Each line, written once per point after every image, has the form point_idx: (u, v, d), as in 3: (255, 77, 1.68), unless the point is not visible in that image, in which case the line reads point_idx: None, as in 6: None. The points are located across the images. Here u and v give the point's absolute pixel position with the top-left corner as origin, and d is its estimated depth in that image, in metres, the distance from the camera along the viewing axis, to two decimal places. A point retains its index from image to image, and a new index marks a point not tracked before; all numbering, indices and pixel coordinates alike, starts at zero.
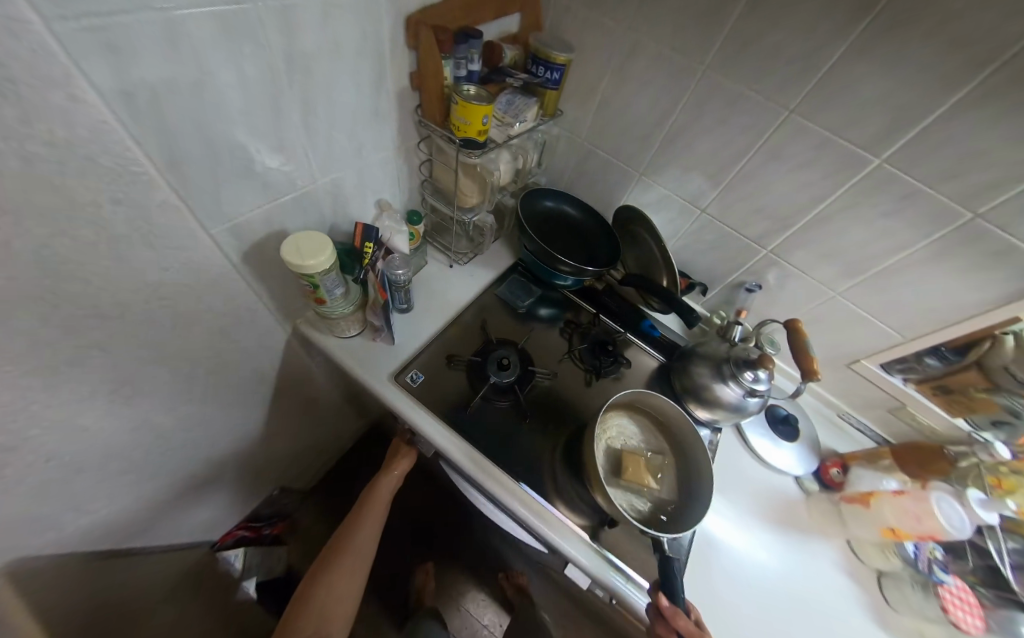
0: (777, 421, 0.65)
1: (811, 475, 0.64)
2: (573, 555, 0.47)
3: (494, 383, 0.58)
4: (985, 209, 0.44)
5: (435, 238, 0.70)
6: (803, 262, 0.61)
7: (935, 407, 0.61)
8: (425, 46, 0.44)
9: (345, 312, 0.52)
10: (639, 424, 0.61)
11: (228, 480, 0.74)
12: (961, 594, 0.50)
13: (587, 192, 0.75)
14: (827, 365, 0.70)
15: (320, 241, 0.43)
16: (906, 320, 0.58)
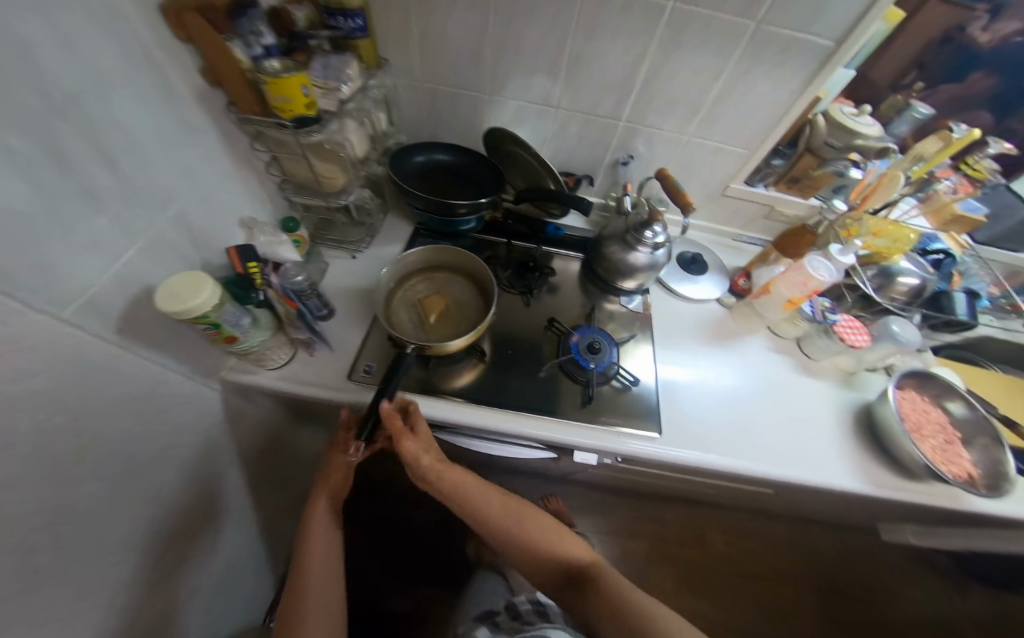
0: (688, 264, 0.75)
1: (728, 292, 0.75)
2: (574, 441, 0.55)
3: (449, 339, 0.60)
4: (764, 13, 0.50)
5: (324, 236, 0.67)
6: (655, 120, 0.66)
7: (793, 196, 0.74)
8: (202, 34, 0.39)
9: (265, 339, 0.51)
10: (449, 276, 0.62)
11: (245, 557, 0.72)
12: (848, 323, 0.64)
13: (449, 133, 0.74)
14: (709, 202, 0.79)
15: (195, 279, 0.40)
16: (746, 135, 0.66)
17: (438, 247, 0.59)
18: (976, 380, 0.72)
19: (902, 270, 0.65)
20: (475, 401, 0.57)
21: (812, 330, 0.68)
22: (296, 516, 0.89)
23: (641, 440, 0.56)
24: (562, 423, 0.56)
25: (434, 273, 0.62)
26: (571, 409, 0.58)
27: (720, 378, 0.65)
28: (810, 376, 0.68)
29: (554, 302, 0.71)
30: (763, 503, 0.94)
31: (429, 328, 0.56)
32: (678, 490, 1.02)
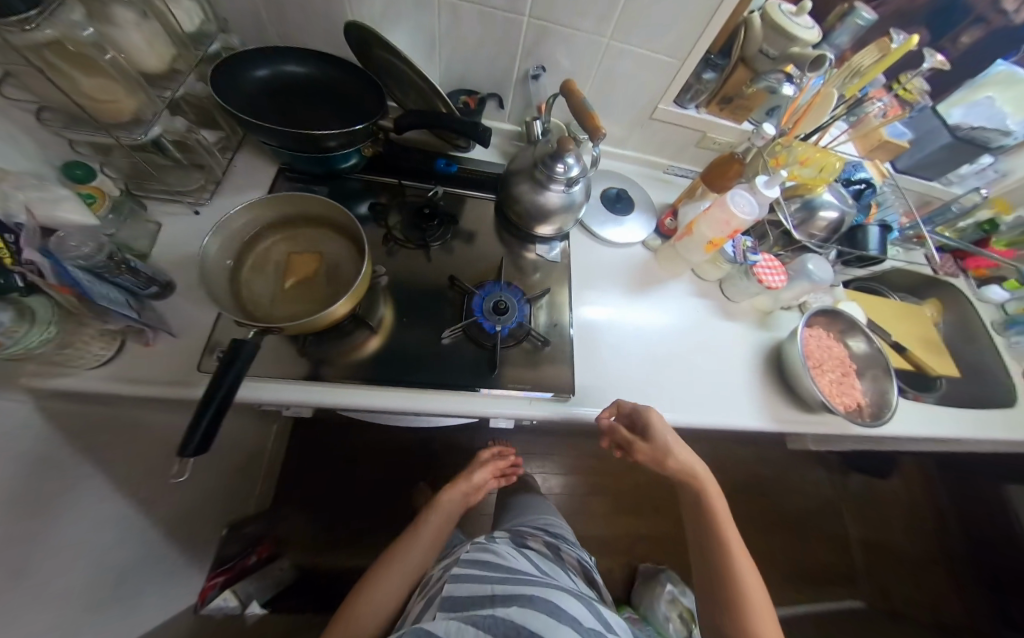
0: (613, 202, 0.68)
1: (654, 234, 0.70)
2: (480, 412, 0.50)
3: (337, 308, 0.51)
4: None
5: (147, 188, 0.51)
6: (564, 16, 0.52)
7: (725, 120, 0.67)
8: None
9: (52, 337, 0.38)
10: (313, 232, 0.49)
11: (156, 557, 0.67)
12: (767, 264, 0.62)
13: (303, 34, 0.56)
14: (636, 127, 0.69)
15: None
16: (672, 39, 0.55)
17: (292, 194, 0.45)
18: (877, 309, 0.75)
19: (825, 204, 0.60)
20: (362, 379, 0.48)
21: (734, 271, 0.65)
22: (218, 504, 0.83)
23: (555, 404, 0.51)
24: (469, 393, 0.50)
25: (293, 229, 0.49)
26: (472, 377, 0.51)
27: (642, 326, 0.62)
28: (729, 319, 0.67)
29: (461, 256, 0.62)
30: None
31: (291, 299, 0.46)
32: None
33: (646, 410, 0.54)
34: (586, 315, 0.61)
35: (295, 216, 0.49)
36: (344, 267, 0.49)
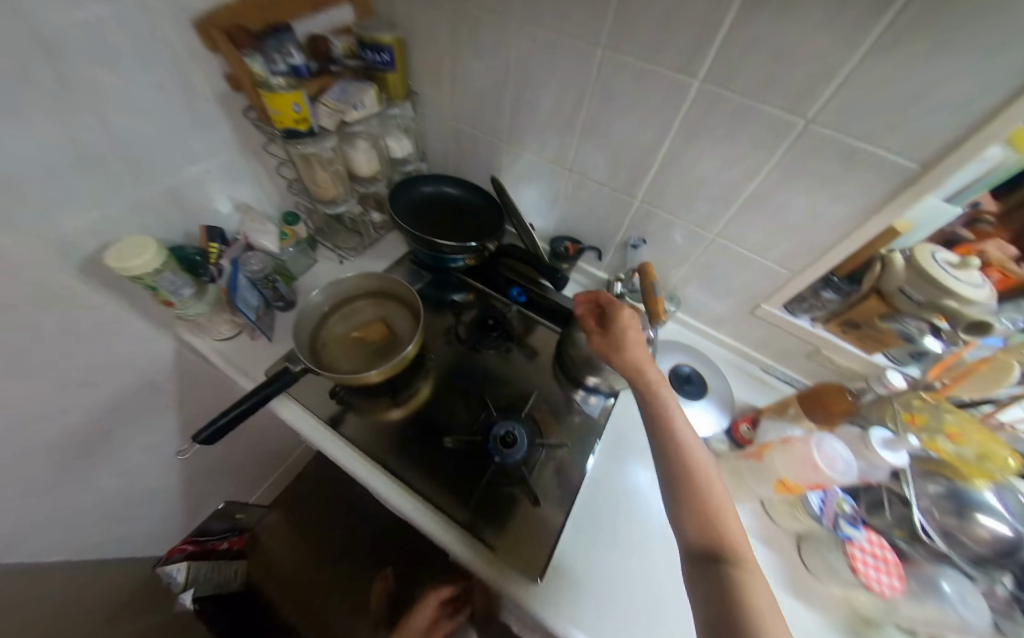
0: (681, 381, 0.61)
1: (723, 434, 0.59)
2: (432, 536, 0.46)
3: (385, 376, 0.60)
4: (813, 111, 0.40)
5: (324, 238, 0.72)
6: (673, 206, 0.58)
7: (850, 345, 0.56)
8: (222, 47, 0.45)
9: (203, 310, 0.54)
10: (390, 306, 0.59)
11: (163, 494, 0.77)
12: (873, 551, 0.42)
13: (469, 172, 0.75)
14: (733, 314, 0.65)
15: (140, 243, 0.45)
16: (786, 251, 0.53)
17: (389, 278, 0.58)
18: None
19: (989, 507, 0.40)
20: (363, 448, 0.53)
21: (822, 537, 0.48)
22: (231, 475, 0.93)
23: (519, 579, 0.43)
24: (433, 510, 0.48)
25: (379, 299, 0.59)
26: (446, 498, 0.49)
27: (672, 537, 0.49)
28: (800, 597, 0.47)
29: (504, 368, 0.64)
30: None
31: (348, 352, 0.55)
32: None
33: None
34: (604, 487, 0.53)
35: (383, 290, 0.59)
36: (396, 343, 0.56)
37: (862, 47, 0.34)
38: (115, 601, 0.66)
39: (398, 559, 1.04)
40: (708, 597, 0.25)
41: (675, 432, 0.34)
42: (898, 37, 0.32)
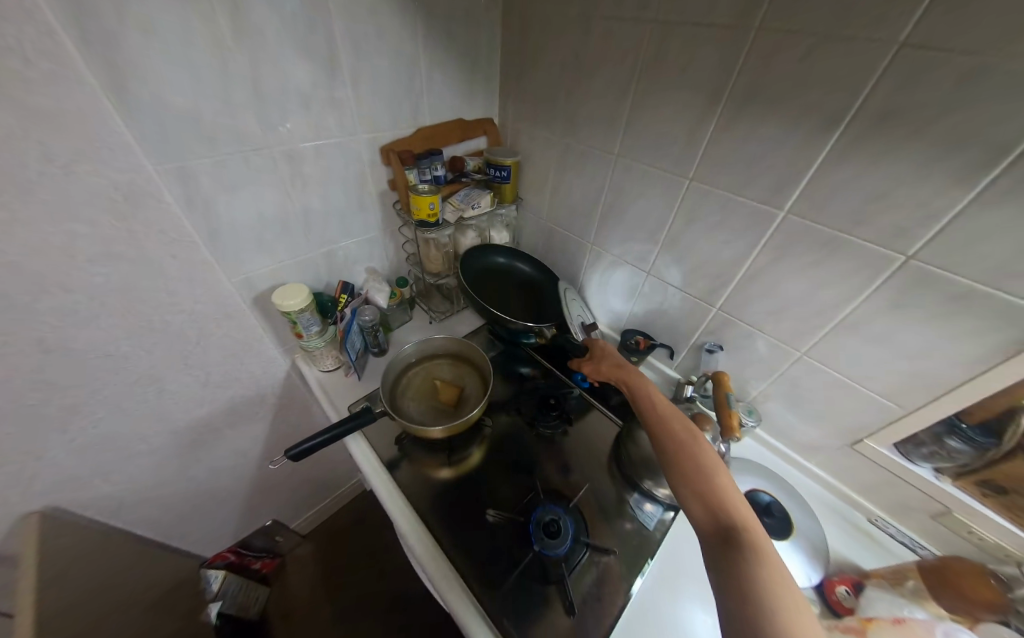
0: (759, 512, 0.53)
1: (812, 590, 0.49)
2: (457, 617, 0.44)
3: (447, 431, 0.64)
4: (915, 249, 0.40)
5: (422, 301, 0.84)
6: (756, 318, 0.57)
7: (998, 517, 0.45)
8: (393, 163, 0.64)
9: (320, 346, 0.65)
10: (467, 368, 0.65)
11: (230, 498, 0.85)
12: None
13: (552, 261, 0.85)
14: (829, 444, 0.57)
15: (298, 288, 0.60)
16: (895, 385, 0.48)
17: (471, 344, 0.64)
18: None
19: None
20: (410, 500, 0.55)
21: None
22: (285, 496, 0.99)
23: None
24: (463, 587, 0.46)
25: (457, 360, 0.66)
26: (480, 578, 0.47)
27: None
28: None
29: (558, 450, 0.63)
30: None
31: (422, 402, 0.61)
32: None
33: None
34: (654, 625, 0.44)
35: (463, 352, 0.66)
36: (464, 405, 0.61)
37: (966, 195, 0.35)
38: (160, 589, 0.72)
39: None
40: (723, 567, 0.32)
41: (675, 441, 0.43)
42: (1005, 193, 0.33)
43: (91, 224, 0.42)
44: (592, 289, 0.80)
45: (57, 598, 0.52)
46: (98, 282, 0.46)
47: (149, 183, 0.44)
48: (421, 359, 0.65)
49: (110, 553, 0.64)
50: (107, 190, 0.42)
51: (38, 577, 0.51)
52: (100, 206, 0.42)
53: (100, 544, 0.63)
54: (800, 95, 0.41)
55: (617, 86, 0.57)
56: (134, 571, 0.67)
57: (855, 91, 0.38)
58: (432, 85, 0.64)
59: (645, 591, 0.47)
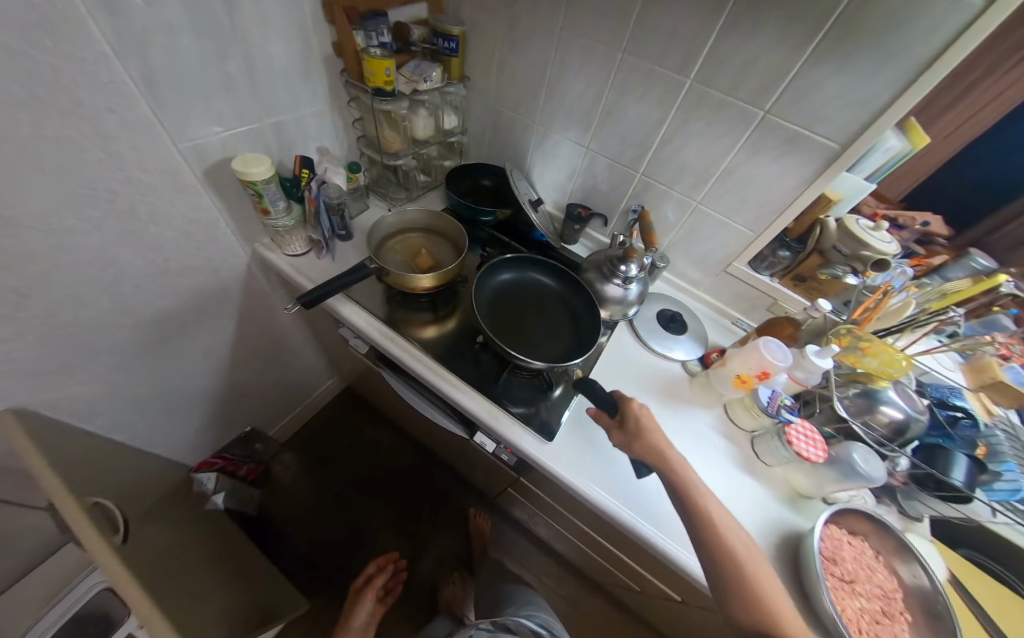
0: (667, 320, 0.75)
1: (697, 360, 0.73)
2: (467, 406, 0.60)
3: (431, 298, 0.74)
4: (771, 104, 0.56)
5: (377, 188, 0.85)
6: (668, 178, 0.73)
7: (797, 295, 0.72)
8: (338, 20, 0.61)
9: (289, 224, 0.67)
10: (437, 239, 0.74)
11: (205, 401, 0.86)
12: (805, 431, 0.57)
13: (500, 148, 0.91)
14: (710, 272, 0.80)
15: (262, 159, 0.59)
16: (752, 215, 0.68)
17: (440, 213, 0.72)
18: (971, 578, 0.60)
19: (889, 400, 0.57)
20: (409, 343, 0.66)
21: (769, 429, 0.62)
22: (258, 400, 1.03)
23: (535, 440, 0.58)
24: (467, 388, 0.62)
25: (428, 232, 0.74)
26: (478, 381, 0.63)
27: None
28: (750, 475, 0.61)
29: None
30: (674, 621, 0.82)
31: (404, 265, 0.68)
32: (593, 565, 0.95)
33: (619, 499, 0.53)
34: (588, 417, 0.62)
35: (432, 225, 0.74)
36: (443, 263, 0.70)
37: (799, 60, 0.51)
38: (154, 493, 0.75)
39: (402, 499, 1.16)
40: None
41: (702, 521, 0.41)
42: (821, 56, 0.50)
43: (10, 54, 0.35)
44: (538, 171, 0.89)
45: (77, 476, 0.54)
46: (29, 135, 0.40)
47: (70, 6, 0.37)
48: (395, 234, 0.72)
49: (101, 450, 0.64)
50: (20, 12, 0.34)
51: (49, 463, 0.50)
52: (26, 36, 0.35)
53: (90, 445, 0.62)
54: None
55: None
56: (132, 479, 0.68)
57: None
58: None
59: (579, 401, 0.64)
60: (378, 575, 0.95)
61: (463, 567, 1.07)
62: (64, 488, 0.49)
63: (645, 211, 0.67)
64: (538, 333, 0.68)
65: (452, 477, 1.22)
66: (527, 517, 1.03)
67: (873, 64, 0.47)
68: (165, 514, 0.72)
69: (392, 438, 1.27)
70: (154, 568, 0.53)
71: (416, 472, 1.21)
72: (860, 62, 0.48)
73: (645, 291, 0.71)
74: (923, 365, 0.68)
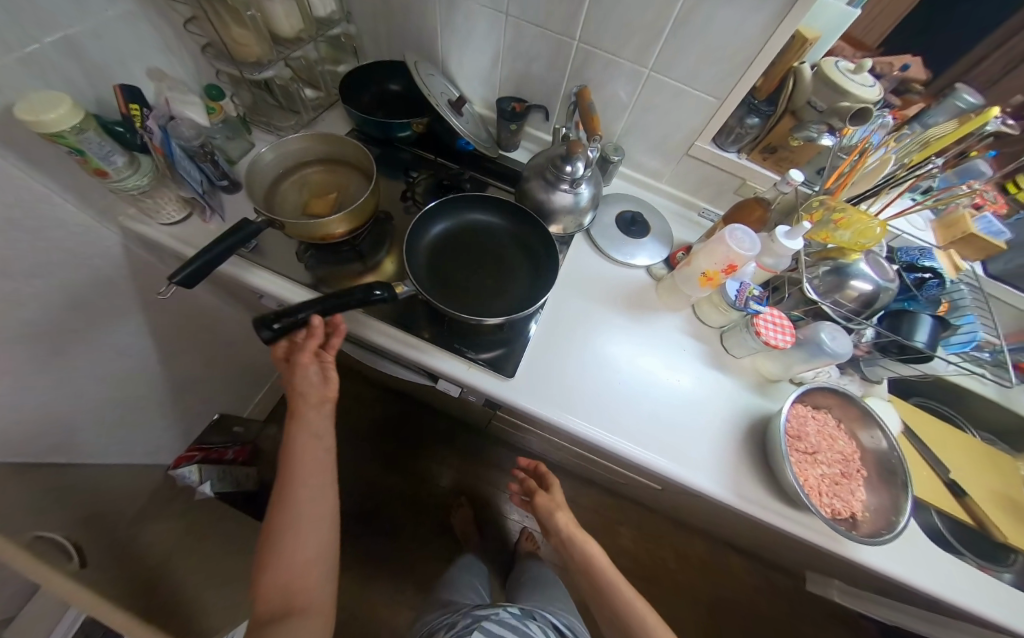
0: (627, 225, 0.67)
1: (662, 263, 0.67)
2: (419, 358, 0.55)
3: (355, 245, 0.63)
4: None
5: (257, 118, 0.68)
6: (612, 42, 0.57)
7: (767, 171, 0.63)
8: None
9: (144, 184, 0.52)
10: (341, 172, 0.60)
11: (149, 403, 0.80)
12: (773, 319, 0.53)
13: (398, 32, 0.70)
14: (671, 158, 0.70)
15: (55, 95, 0.41)
16: (715, 75, 0.55)
17: (333, 134, 0.57)
18: (921, 423, 0.63)
19: (860, 273, 0.53)
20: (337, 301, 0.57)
21: (738, 322, 0.59)
22: (211, 386, 0.97)
23: (499, 380, 0.53)
24: (414, 340, 0.55)
25: (326, 165, 0.60)
26: (426, 331, 0.57)
27: (624, 347, 0.59)
28: (718, 370, 0.60)
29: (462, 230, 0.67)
30: (659, 501, 0.91)
31: (304, 211, 0.56)
32: (584, 468, 1.02)
33: (592, 423, 0.51)
34: (553, 344, 0.58)
35: (332, 155, 0.60)
36: (352, 200, 0.57)
37: None
38: None
39: (399, 448, 1.19)
40: None
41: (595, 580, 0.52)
42: None
43: None
44: (455, 60, 0.71)
45: (15, 514, 0.48)
46: None
47: None
48: (286, 174, 0.58)
49: (54, 481, 0.59)
50: None
51: None
52: None
53: (38, 478, 0.57)
54: None
55: None
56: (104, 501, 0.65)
57: None
58: None
59: (541, 327, 0.59)
60: (307, 340, 0.45)
61: (471, 494, 1.15)
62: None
63: (583, 88, 0.54)
64: (496, 287, 0.58)
65: (443, 418, 1.24)
66: (520, 439, 1.07)
67: None
68: None
69: (374, 396, 1.26)
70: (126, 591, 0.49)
71: (407, 420, 1.23)
72: None
73: (599, 190, 0.61)
74: (896, 229, 0.64)
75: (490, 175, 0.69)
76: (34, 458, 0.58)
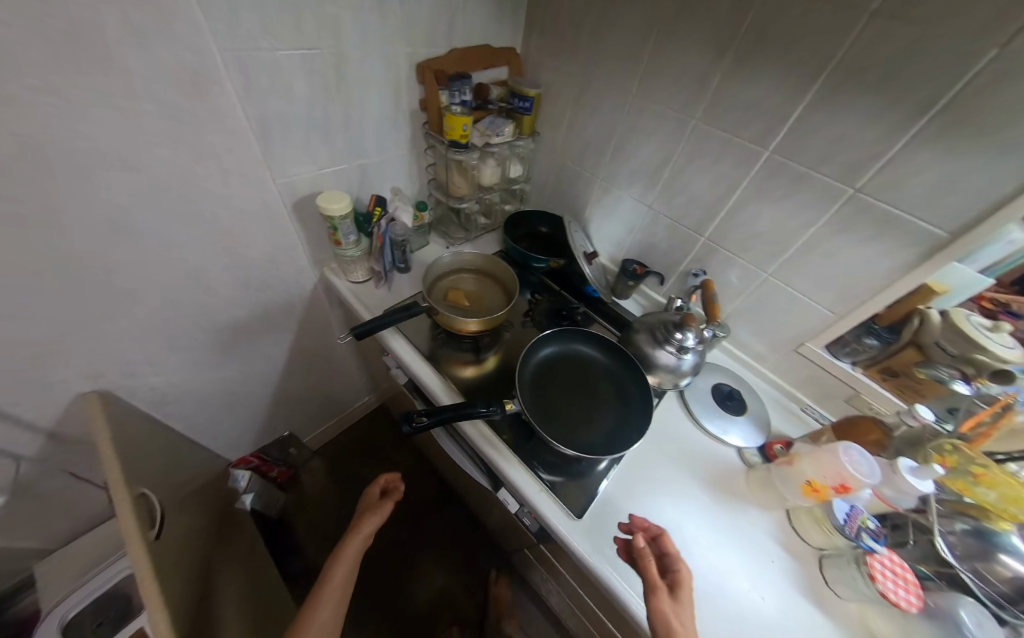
0: (724, 397, 0.70)
1: (756, 449, 0.65)
2: (496, 461, 0.57)
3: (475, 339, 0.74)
4: (861, 183, 0.51)
5: (440, 228, 0.91)
6: (735, 246, 0.69)
7: (886, 392, 0.62)
8: (429, 83, 0.68)
9: (356, 255, 0.72)
10: (483, 283, 0.76)
11: (255, 404, 0.93)
12: (893, 565, 0.46)
13: (560, 197, 0.93)
14: (778, 349, 0.73)
15: (340, 195, 0.64)
16: (832, 297, 0.61)
17: (494, 257, 0.73)
18: None
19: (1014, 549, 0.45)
20: (445, 380, 0.66)
21: (845, 552, 0.51)
22: (301, 410, 1.08)
23: (563, 516, 0.53)
24: (496, 441, 0.59)
25: (473, 275, 0.76)
26: (509, 435, 0.61)
27: (704, 531, 0.55)
28: (816, 605, 0.51)
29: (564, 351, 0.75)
30: None
31: (448, 305, 0.69)
32: None
33: None
34: (625, 496, 0.57)
35: (479, 271, 0.76)
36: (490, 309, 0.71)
37: (901, 139, 0.46)
38: (192, 486, 0.79)
39: (414, 528, 1.12)
40: None
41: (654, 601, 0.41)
42: (927, 139, 0.44)
43: (161, 106, 0.45)
44: (596, 223, 0.90)
45: (132, 460, 0.59)
46: (165, 168, 0.49)
47: (216, 73, 0.47)
48: (445, 275, 0.74)
49: (159, 439, 0.70)
50: (179, 72, 0.44)
51: (114, 448, 0.55)
52: (177, 91, 0.45)
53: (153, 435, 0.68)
54: (804, 44, 0.48)
55: (641, 28, 0.62)
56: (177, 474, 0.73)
57: (855, 17, 0.44)
58: (466, 9, 0.67)
59: (616, 473, 0.59)
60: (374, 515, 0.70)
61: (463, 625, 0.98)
62: (120, 475, 0.53)
63: (710, 284, 0.64)
64: (582, 420, 0.61)
65: (467, 517, 1.16)
66: (541, 580, 0.94)
67: (994, 150, 0.41)
68: (193, 506, 0.76)
69: (415, 464, 1.26)
70: (178, 564, 0.57)
71: (432, 503, 1.18)
72: (979, 144, 0.42)
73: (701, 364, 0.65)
74: None
75: (602, 314, 0.79)
76: (158, 411, 0.71)
